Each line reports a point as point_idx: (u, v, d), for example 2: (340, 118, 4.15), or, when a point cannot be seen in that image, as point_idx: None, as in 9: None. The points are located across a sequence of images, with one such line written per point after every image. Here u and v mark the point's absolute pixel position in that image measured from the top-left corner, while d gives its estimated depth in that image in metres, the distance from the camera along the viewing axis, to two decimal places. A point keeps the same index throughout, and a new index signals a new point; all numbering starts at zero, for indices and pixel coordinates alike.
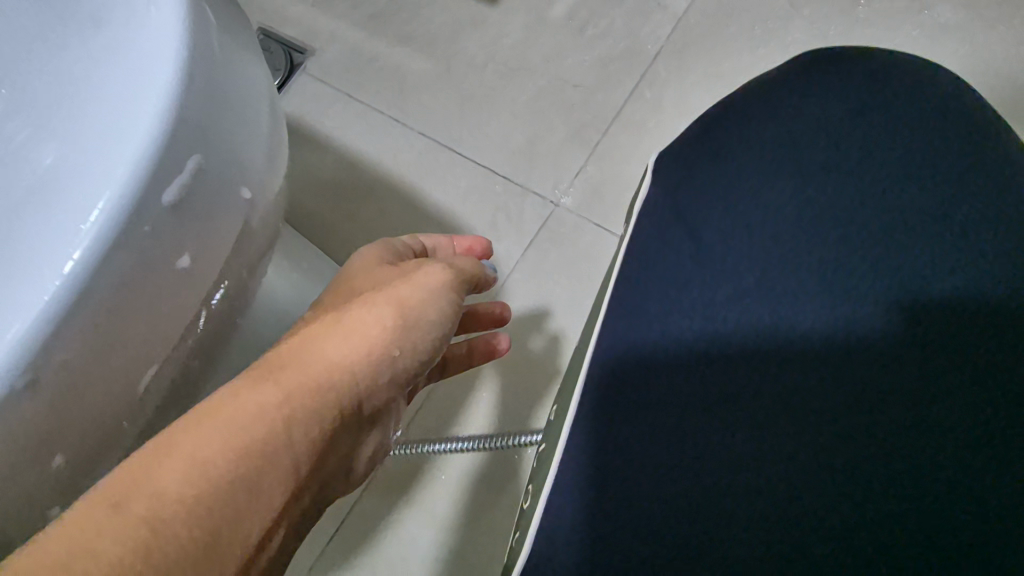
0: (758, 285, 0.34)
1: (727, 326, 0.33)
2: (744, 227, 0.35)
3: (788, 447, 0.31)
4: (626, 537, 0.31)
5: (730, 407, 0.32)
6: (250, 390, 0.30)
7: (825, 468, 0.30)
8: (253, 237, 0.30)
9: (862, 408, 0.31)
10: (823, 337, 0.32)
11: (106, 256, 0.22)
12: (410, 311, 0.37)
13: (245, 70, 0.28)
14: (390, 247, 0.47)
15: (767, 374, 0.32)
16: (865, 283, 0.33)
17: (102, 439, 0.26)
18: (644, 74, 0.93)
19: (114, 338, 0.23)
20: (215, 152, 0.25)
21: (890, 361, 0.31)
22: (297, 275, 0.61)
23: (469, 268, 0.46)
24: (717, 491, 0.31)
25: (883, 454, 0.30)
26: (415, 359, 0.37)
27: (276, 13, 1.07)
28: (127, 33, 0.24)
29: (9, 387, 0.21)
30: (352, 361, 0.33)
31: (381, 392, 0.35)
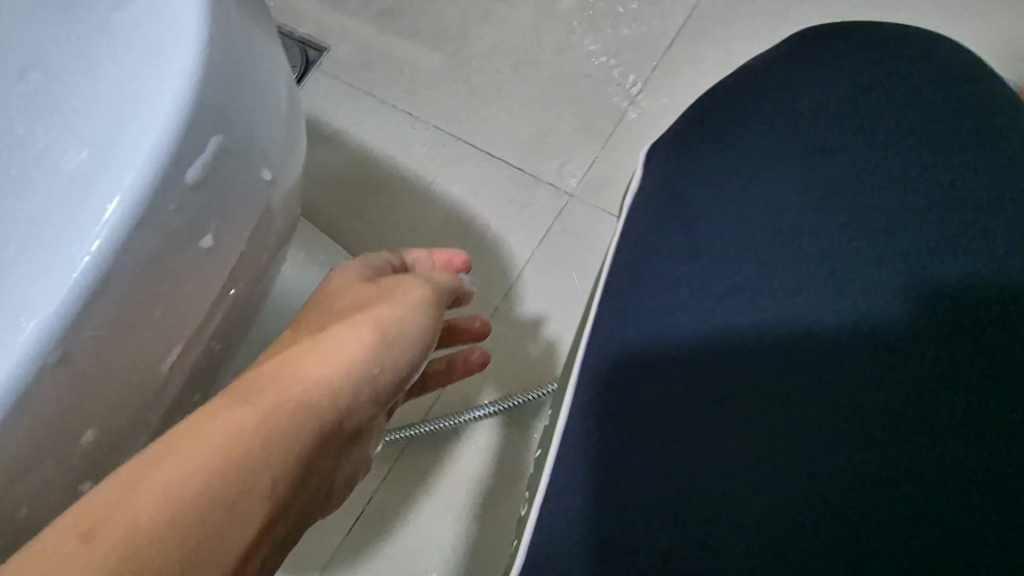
0: (775, 263, 0.34)
1: (738, 319, 0.33)
2: (752, 207, 0.35)
3: (796, 447, 0.30)
4: (633, 532, 0.31)
5: (733, 405, 0.32)
6: (226, 413, 0.28)
7: (834, 467, 0.30)
8: (272, 220, 0.30)
9: (869, 407, 0.30)
10: (835, 332, 0.32)
11: (133, 234, 0.22)
12: (390, 327, 0.35)
13: (263, 52, 0.28)
14: (369, 262, 0.44)
15: (772, 372, 0.32)
16: (882, 261, 0.32)
17: (128, 417, 0.26)
18: (655, 64, 0.92)
19: (141, 315, 0.24)
20: (236, 132, 0.25)
21: (903, 354, 0.31)
22: (312, 267, 0.62)
23: (452, 285, 0.44)
24: (723, 492, 0.30)
25: (890, 455, 0.29)
26: (396, 378, 0.35)
27: (288, 11, 1.08)
28: (148, 13, 0.24)
29: (42, 361, 0.21)
30: (331, 380, 0.31)
31: (362, 414, 0.33)
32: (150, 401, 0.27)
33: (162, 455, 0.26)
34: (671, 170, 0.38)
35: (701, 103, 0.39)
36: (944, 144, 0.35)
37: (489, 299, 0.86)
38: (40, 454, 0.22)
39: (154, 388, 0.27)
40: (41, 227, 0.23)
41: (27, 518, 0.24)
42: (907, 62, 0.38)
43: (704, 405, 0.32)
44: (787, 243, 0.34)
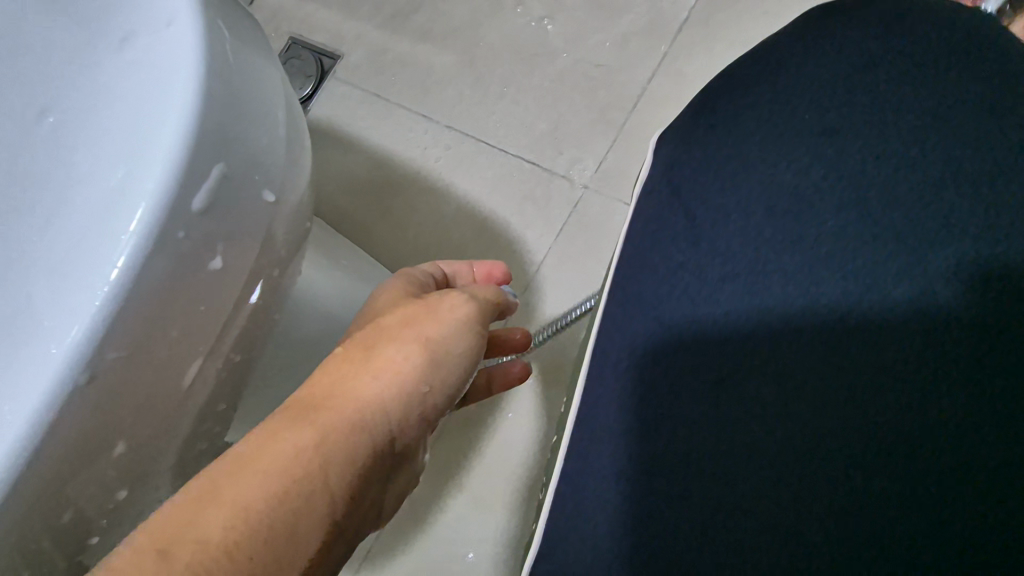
0: (784, 249, 0.33)
1: (774, 299, 0.32)
2: (764, 182, 0.34)
3: (839, 440, 0.29)
4: (674, 517, 0.31)
5: (782, 392, 0.31)
6: (287, 431, 0.30)
7: (879, 459, 0.29)
8: (280, 236, 0.32)
9: (920, 399, 0.29)
10: (890, 311, 0.30)
11: (145, 261, 0.24)
12: (439, 345, 0.35)
13: (261, 79, 0.29)
14: (411, 274, 0.43)
15: (824, 356, 0.31)
16: (898, 240, 0.31)
17: (158, 433, 0.28)
18: (667, 50, 0.91)
19: (162, 337, 0.25)
20: (238, 158, 0.27)
21: (960, 337, 0.29)
22: (336, 271, 0.64)
23: (496, 297, 0.42)
24: (764, 484, 0.30)
25: (938, 451, 0.28)
26: (445, 396, 0.35)
27: (305, 22, 1.11)
28: (152, 52, 0.26)
29: (71, 382, 0.23)
30: (381, 404, 0.33)
31: (413, 432, 0.34)
32: (178, 414, 0.29)
33: (232, 477, 0.28)
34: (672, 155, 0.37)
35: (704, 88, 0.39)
36: (966, 106, 0.33)
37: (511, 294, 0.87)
38: (76, 466, 0.24)
39: (179, 402, 0.28)
40: (65, 258, 0.24)
41: (72, 527, 0.26)
42: (919, 14, 0.35)
43: (739, 407, 0.31)
44: (793, 222, 0.33)
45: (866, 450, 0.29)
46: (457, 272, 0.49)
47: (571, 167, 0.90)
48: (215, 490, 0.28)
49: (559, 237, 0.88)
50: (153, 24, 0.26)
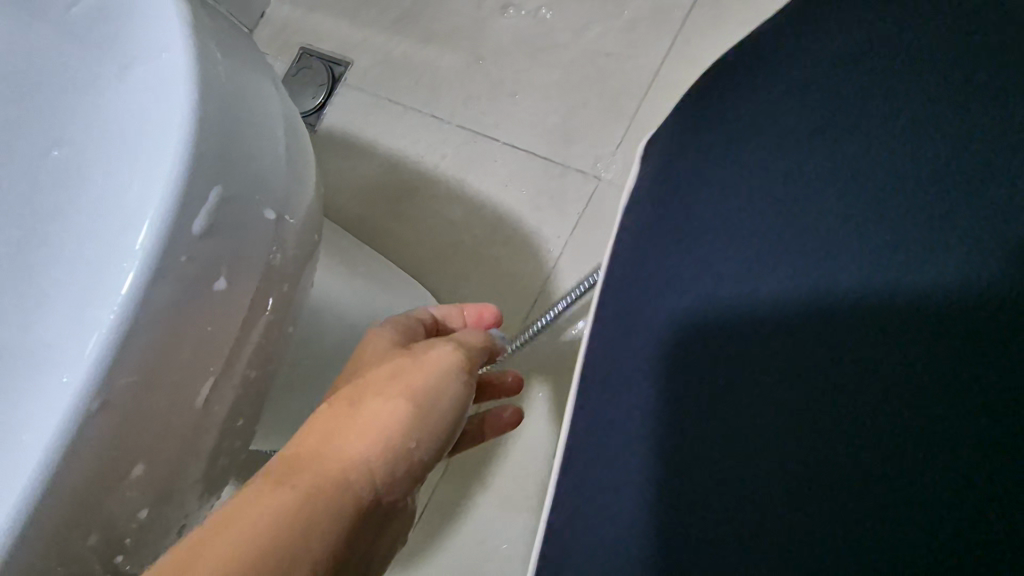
0: (783, 222, 0.29)
1: (759, 292, 0.28)
2: (780, 149, 0.30)
3: (845, 460, 0.25)
4: (676, 543, 0.27)
5: (774, 409, 0.27)
6: (269, 492, 0.30)
7: (893, 487, 0.24)
8: (285, 252, 0.32)
9: (938, 409, 0.24)
10: (901, 296, 0.26)
11: (149, 287, 0.24)
12: (424, 396, 0.35)
13: (257, 97, 0.30)
14: (398, 323, 0.43)
15: (821, 362, 0.26)
16: (909, 205, 0.27)
17: (177, 454, 0.28)
18: (677, 32, 0.88)
19: (170, 360, 0.26)
20: (235, 179, 0.27)
21: (983, 335, 0.24)
22: (354, 278, 0.65)
23: (482, 343, 0.41)
24: (762, 515, 0.25)
25: (966, 473, 0.23)
26: (433, 448, 0.35)
27: (314, 32, 1.12)
28: (148, 80, 0.26)
29: (85, 410, 0.23)
30: (366, 459, 0.32)
31: (400, 487, 0.34)
32: (196, 432, 0.29)
33: (217, 535, 0.28)
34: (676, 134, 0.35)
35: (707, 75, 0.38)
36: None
37: (529, 290, 0.87)
38: (96, 492, 0.25)
39: (195, 420, 0.29)
40: (74, 287, 0.25)
41: (98, 549, 0.26)
42: None
43: (727, 467, 0.27)
44: (794, 194, 0.29)
45: (879, 478, 0.24)
46: (447, 316, 0.49)
47: (584, 159, 0.89)
48: (199, 551, 0.28)
49: (575, 229, 0.87)
50: (147, 51, 0.27)
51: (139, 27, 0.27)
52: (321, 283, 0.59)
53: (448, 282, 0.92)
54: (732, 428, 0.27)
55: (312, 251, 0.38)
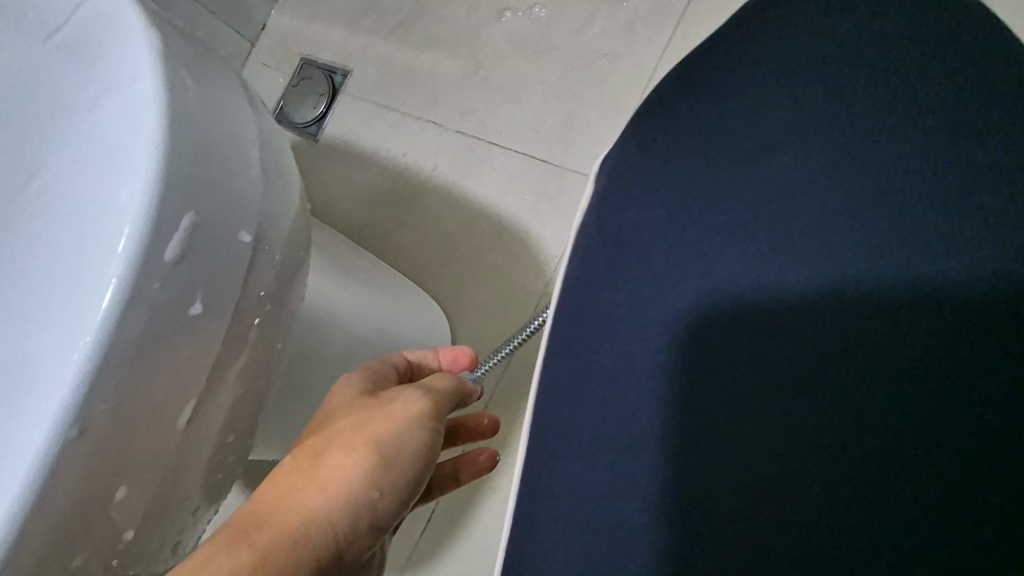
0: (772, 242, 0.34)
1: (761, 298, 0.33)
2: (753, 178, 0.35)
3: (830, 447, 0.31)
4: (687, 509, 0.32)
5: (781, 400, 0.32)
6: (229, 549, 0.31)
7: (865, 469, 0.31)
8: (261, 273, 0.32)
9: (903, 407, 0.31)
10: (885, 310, 0.32)
11: (123, 315, 0.25)
12: (389, 448, 0.37)
13: (229, 121, 0.30)
14: (370, 368, 0.45)
15: (819, 361, 0.32)
16: (887, 230, 0.33)
17: (159, 474, 0.29)
18: (674, 30, 0.87)
19: (146, 384, 0.26)
20: (207, 205, 0.27)
21: (940, 348, 0.31)
22: (354, 288, 0.65)
23: (452, 388, 0.43)
24: (763, 488, 0.31)
25: (917, 458, 0.30)
26: (397, 498, 0.37)
27: (315, 42, 1.13)
28: (119, 109, 0.27)
29: (63, 438, 0.24)
30: (328, 514, 0.34)
31: (364, 539, 0.35)
32: (178, 452, 0.30)
33: None
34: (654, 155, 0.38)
35: (687, 83, 0.38)
36: (942, 103, 0.34)
37: (530, 294, 0.87)
38: (78, 515, 0.25)
39: (177, 440, 0.30)
40: (50, 317, 0.26)
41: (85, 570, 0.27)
42: None
43: (754, 477, 0.32)
44: (781, 215, 0.34)
45: (855, 461, 0.31)
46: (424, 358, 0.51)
47: (582, 161, 0.88)
48: None
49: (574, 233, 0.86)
50: (119, 82, 0.27)
51: (112, 58, 0.28)
52: (320, 292, 0.59)
53: (450, 289, 0.93)
54: (756, 440, 0.32)
55: (296, 270, 0.39)
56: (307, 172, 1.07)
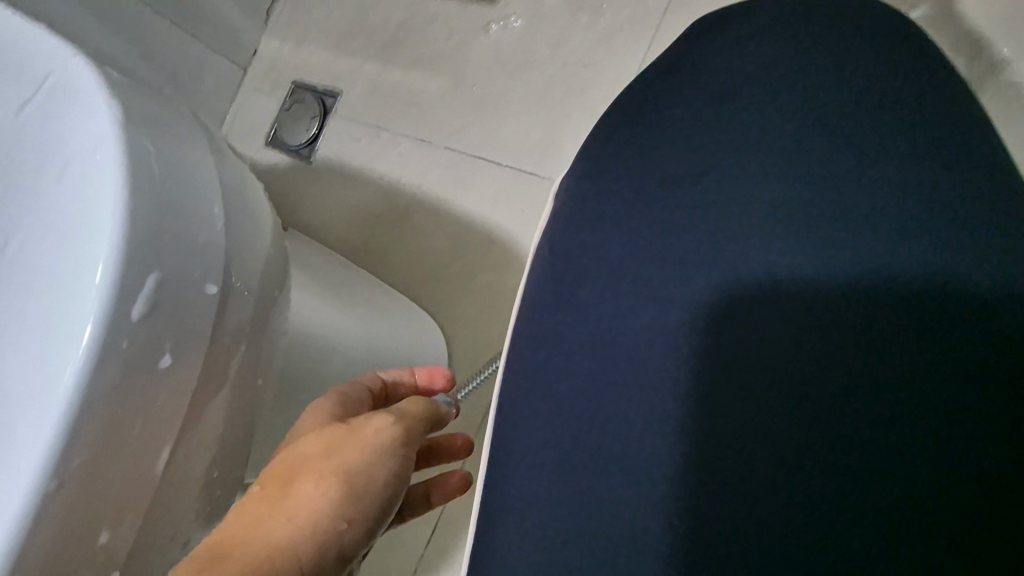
0: (734, 247, 0.37)
1: (738, 291, 0.37)
2: (716, 202, 0.38)
3: (789, 445, 0.34)
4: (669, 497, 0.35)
5: (750, 395, 0.36)
6: None
7: (820, 470, 0.34)
8: (230, 319, 0.34)
9: (857, 409, 0.34)
10: (849, 310, 0.35)
11: (93, 373, 0.26)
12: (358, 477, 0.38)
13: (194, 179, 0.32)
14: (345, 393, 0.46)
15: (783, 359, 0.36)
16: (848, 237, 0.36)
17: (138, 515, 0.31)
18: (653, 37, 0.87)
19: (118, 435, 0.28)
20: (170, 263, 0.29)
21: (890, 355, 0.34)
22: (351, 311, 0.67)
23: (425, 410, 0.44)
24: (731, 482, 0.35)
25: (869, 458, 0.33)
26: (364, 528, 0.38)
27: (305, 66, 1.15)
28: (85, 178, 0.29)
29: (41, 492, 0.25)
30: (295, 545, 0.35)
31: (331, 569, 0.36)
32: (158, 492, 0.32)
33: None
34: (613, 187, 0.42)
35: (638, 125, 0.43)
36: (883, 138, 0.37)
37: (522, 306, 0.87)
38: (59, 563, 0.27)
39: (156, 483, 0.31)
40: (26, 378, 0.27)
41: None
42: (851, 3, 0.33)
43: (720, 462, 0.35)
44: (744, 228, 0.37)
45: (811, 464, 0.34)
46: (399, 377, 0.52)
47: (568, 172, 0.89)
48: None
49: None
50: (83, 152, 0.29)
51: (78, 130, 0.30)
52: (320, 318, 0.60)
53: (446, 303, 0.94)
54: (714, 441, 0.35)
55: (271, 308, 0.40)
56: (302, 194, 1.09)
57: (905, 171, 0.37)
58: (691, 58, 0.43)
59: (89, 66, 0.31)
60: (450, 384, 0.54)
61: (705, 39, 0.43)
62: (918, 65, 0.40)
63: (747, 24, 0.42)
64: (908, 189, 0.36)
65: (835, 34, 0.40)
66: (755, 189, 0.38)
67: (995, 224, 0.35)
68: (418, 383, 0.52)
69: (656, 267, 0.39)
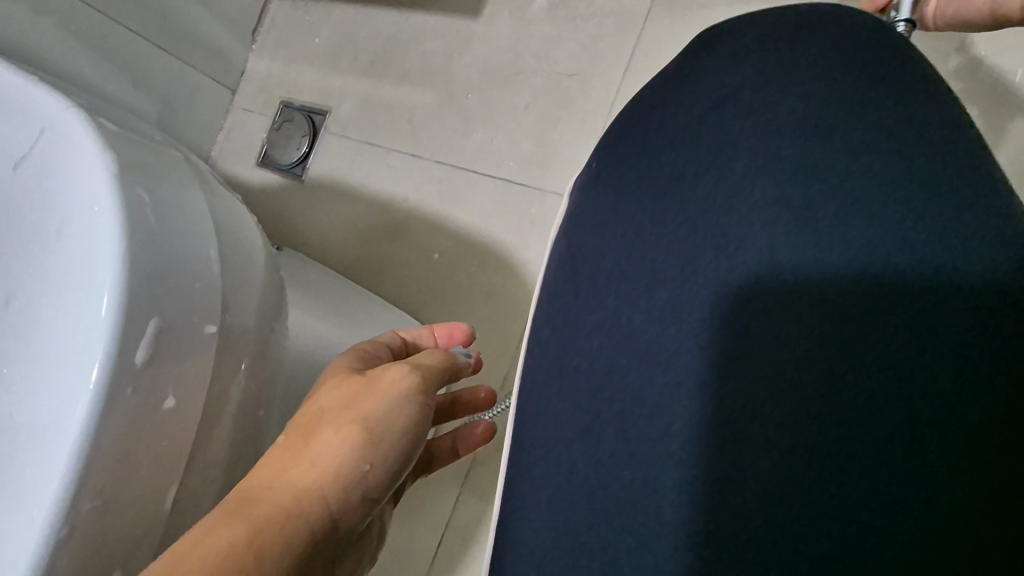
0: (731, 251, 0.36)
1: (738, 285, 0.36)
2: (711, 211, 0.37)
3: (795, 377, 0.35)
4: (687, 452, 0.35)
5: (759, 336, 0.36)
6: (221, 525, 0.32)
7: (824, 394, 0.35)
8: (229, 357, 0.35)
9: (858, 338, 0.35)
10: (853, 257, 0.36)
11: (99, 422, 0.27)
12: (379, 422, 0.39)
13: (189, 223, 0.33)
14: (361, 351, 0.47)
15: (789, 302, 0.36)
16: (844, 227, 0.36)
17: (148, 553, 0.31)
18: (637, 46, 0.88)
19: (124, 480, 0.29)
20: (170, 308, 0.30)
21: (891, 285, 0.35)
22: (353, 327, 0.67)
23: (440, 364, 0.45)
24: (744, 419, 0.35)
25: (872, 380, 0.35)
26: (388, 470, 0.39)
27: (294, 85, 1.16)
28: (83, 230, 0.30)
29: (54, 539, 0.26)
30: (320, 487, 0.35)
31: (356, 511, 0.37)
32: (167, 527, 0.33)
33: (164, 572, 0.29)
34: (625, 198, 0.40)
35: (622, 129, 0.42)
36: (873, 144, 0.37)
37: (519, 317, 0.88)
38: None
39: (166, 519, 0.32)
40: (34, 427, 0.28)
41: None
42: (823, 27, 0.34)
43: (736, 407, 0.35)
44: (740, 239, 0.37)
45: (817, 390, 0.35)
46: (420, 337, 0.54)
47: (559, 182, 0.89)
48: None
49: None
50: (80, 205, 0.30)
51: (74, 184, 0.31)
52: (321, 337, 0.61)
53: (443, 318, 0.94)
54: (728, 408, 0.35)
55: (270, 339, 0.41)
56: (296, 211, 1.10)
57: (898, 183, 0.36)
58: (682, 69, 0.42)
59: (82, 119, 0.32)
60: (470, 338, 0.56)
61: (703, 46, 0.42)
62: (907, 69, 0.39)
63: (743, 40, 0.41)
64: (902, 198, 0.36)
65: (827, 39, 0.40)
66: (746, 197, 0.37)
67: (987, 228, 0.36)
68: (438, 342, 0.55)
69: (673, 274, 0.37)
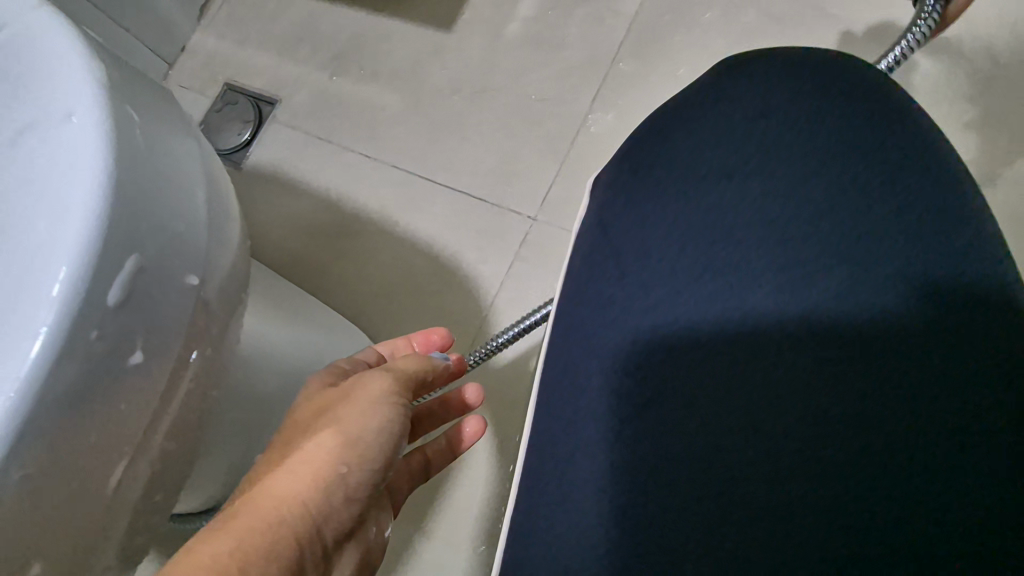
0: (742, 250, 0.34)
1: (757, 293, 0.33)
2: (724, 207, 0.35)
3: (822, 403, 0.30)
4: (690, 488, 0.30)
5: (767, 355, 0.32)
6: (203, 544, 0.30)
7: (849, 426, 0.30)
8: (207, 320, 0.31)
9: (877, 356, 0.31)
10: (867, 272, 0.32)
11: (54, 366, 0.23)
12: (353, 425, 0.37)
13: (177, 157, 0.29)
14: (337, 366, 0.46)
15: (798, 320, 0.32)
16: (883, 233, 0.33)
17: (80, 542, 0.26)
18: (604, 78, 0.91)
19: (67, 446, 0.24)
20: (152, 247, 0.26)
21: (909, 299, 0.31)
22: (301, 321, 0.62)
23: (412, 367, 0.44)
24: (761, 455, 0.30)
25: (906, 405, 0.30)
26: (369, 470, 0.37)
27: (244, 67, 1.09)
28: (56, 143, 0.25)
29: None
30: (300, 493, 0.33)
31: (341, 515, 0.35)
32: (114, 516, 0.28)
33: None
34: (638, 204, 0.37)
35: None
36: (902, 150, 0.35)
37: (469, 332, 0.85)
38: None
39: (108, 504, 0.27)
40: None
41: None
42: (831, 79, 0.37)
43: (750, 435, 0.31)
44: (760, 241, 0.34)
45: (842, 417, 0.30)
46: (396, 347, 0.55)
47: (518, 200, 0.89)
48: None
49: (512, 266, 0.87)
50: (53, 115, 0.26)
51: (47, 89, 0.26)
52: (268, 326, 0.55)
53: (387, 326, 0.89)
54: (761, 456, 0.30)
55: (239, 311, 0.36)
56: None
57: (920, 189, 0.34)
58: None
59: (59, 19, 0.27)
60: (448, 339, 0.55)
61: None
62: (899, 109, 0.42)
63: None
64: (935, 206, 0.33)
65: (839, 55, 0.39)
66: (753, 193, 0.35)
67: (996, 237, 0.33)
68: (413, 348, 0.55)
69: (696, 285, 0.34)
